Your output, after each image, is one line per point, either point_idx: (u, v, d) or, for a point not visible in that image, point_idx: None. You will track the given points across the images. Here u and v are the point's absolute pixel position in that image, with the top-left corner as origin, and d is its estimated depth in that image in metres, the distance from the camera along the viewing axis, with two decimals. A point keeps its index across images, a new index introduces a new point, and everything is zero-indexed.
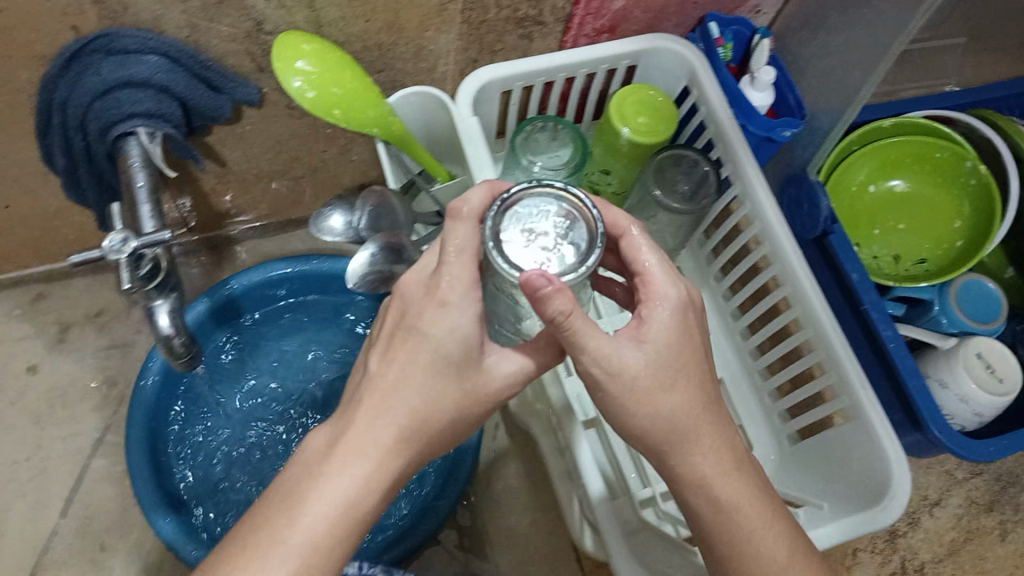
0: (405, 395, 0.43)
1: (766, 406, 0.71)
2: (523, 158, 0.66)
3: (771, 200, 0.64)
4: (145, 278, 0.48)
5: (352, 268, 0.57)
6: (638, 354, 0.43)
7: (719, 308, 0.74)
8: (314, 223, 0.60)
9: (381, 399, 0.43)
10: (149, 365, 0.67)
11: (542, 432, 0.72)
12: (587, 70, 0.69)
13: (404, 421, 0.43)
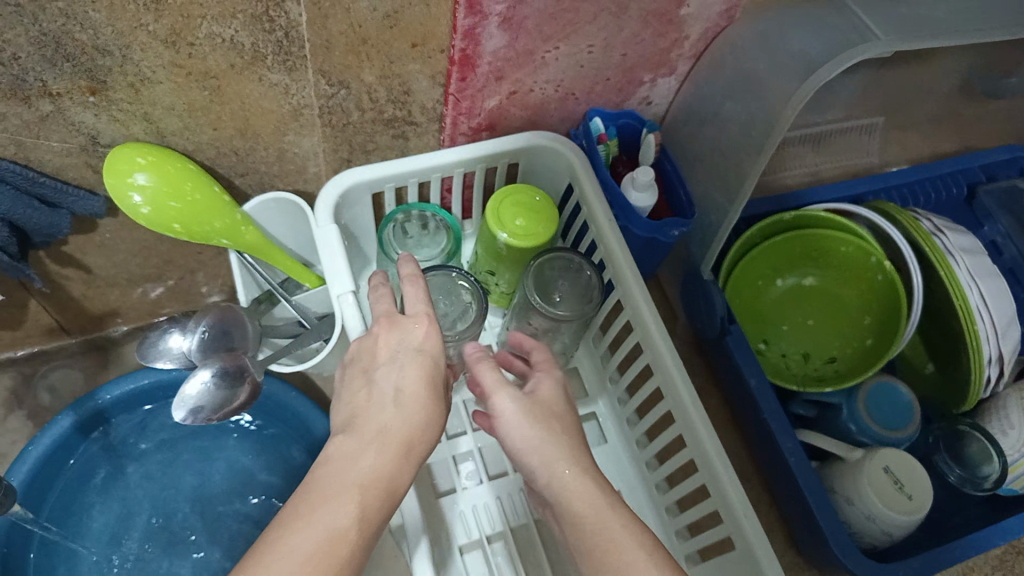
0: (407, 396, 0.45)
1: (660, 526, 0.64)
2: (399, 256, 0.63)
3: (651, 307, 0.60)
4: None
5: (180, 397, 0.53)
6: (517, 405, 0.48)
7: (616, 414, 0.69)
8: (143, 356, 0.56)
9: (381, 401, 0.44)
10: (21, 464, 0.65)
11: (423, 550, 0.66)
12: (461, 169, 0.67)
13: (410, 418, 0.44)
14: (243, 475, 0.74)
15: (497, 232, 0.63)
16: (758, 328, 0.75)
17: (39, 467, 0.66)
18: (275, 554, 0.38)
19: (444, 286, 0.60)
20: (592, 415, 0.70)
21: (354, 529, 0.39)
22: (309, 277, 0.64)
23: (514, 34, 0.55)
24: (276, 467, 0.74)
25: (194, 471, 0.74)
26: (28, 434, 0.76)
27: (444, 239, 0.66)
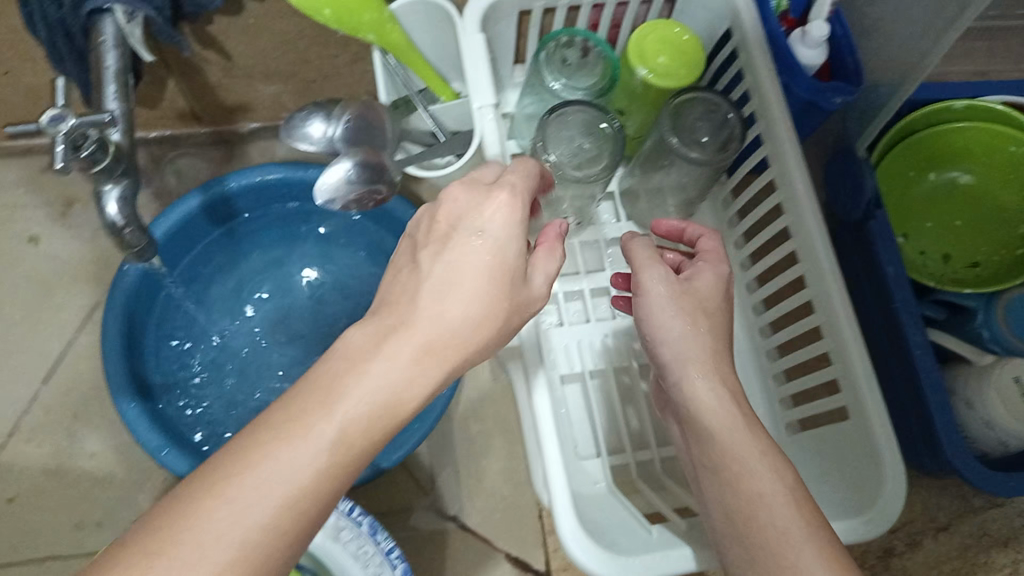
0: (454, 289, 0.34)
1: (766, 389, 0.64)
2: (545, 76, 0.60)
3: (803, 168, 0.57)
4: (81, 157, 0.45)
5: (323, 183, 0.53)
6: (672, 296, 0.45)
7: (735, 278, 0.67)
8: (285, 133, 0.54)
9: (475, 264, 0.35)
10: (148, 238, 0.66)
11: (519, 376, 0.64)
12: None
13: (455, 323, 0.34)
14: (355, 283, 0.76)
15: (637, 68, 0.59)
16: (896, 221, 0.71)
17: (167, 242, 0.67)
18: (249, 475, 0.30)
19: (583, 121, 0.56)
20: None
21: (339, 463, 0.32)
22: (446, 92, 0.62)
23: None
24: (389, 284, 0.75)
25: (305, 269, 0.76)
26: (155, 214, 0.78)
27: (601, 71, 0.62)
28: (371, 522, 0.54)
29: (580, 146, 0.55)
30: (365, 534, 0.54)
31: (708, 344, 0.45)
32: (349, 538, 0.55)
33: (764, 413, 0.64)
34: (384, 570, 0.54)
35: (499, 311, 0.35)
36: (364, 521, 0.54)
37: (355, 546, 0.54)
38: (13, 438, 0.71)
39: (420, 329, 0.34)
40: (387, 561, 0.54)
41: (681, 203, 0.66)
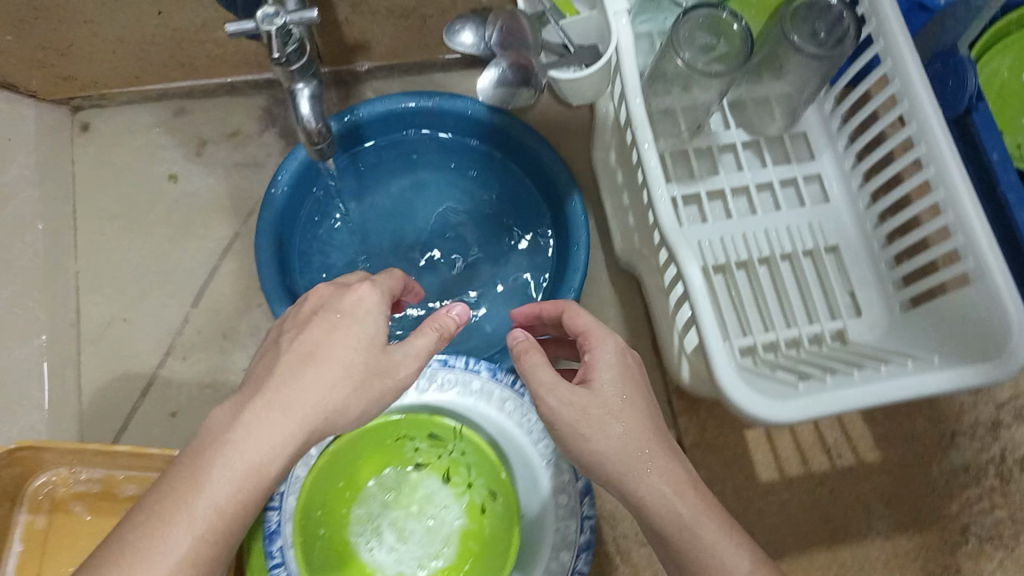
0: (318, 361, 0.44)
1: (881, 273, 0.67)
2: None
3: (917, 56, 0.60)
4: (289, 50, 0.49)
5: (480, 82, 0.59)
6: (568, 401, 0.46)
7: (842, 174, 0.70)
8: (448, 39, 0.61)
9: (342, 343, 0.45)
10: (281, 174, 0.69)
11: (646, 271, 0.67)
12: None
13: (328, 394, 0.43)
14: (470, 211, 0.77)
15: None
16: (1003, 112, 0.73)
17: (296, 177, 0.71)
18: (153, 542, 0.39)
19: (710, 22, 0.60)
20: (817, 176, 0.71)
21: (231, 507, 0.40)
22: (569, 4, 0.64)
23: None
24: (506, 202, 0.77)
25: (419, 193, 0.78)
26: (282, 149, 0.83)
27: None
28: (533, 392, 0.59)
29: (708, 45, 0.60)
30: (527, 405, 0.59)
31: (633, 427, 0.46)
32: (512, 409, 0.60)
33: (879, 296, 0.67)
34: (548, 435, 0.58)
35: (350, 379, 0.44)
36: (527, 393, 0.59)
37: (519, 416, 0.59)
38: (169, 356, 0.76)
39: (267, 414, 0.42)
40: (550, 427, 0.59)
41: (786, 113, 0.68)
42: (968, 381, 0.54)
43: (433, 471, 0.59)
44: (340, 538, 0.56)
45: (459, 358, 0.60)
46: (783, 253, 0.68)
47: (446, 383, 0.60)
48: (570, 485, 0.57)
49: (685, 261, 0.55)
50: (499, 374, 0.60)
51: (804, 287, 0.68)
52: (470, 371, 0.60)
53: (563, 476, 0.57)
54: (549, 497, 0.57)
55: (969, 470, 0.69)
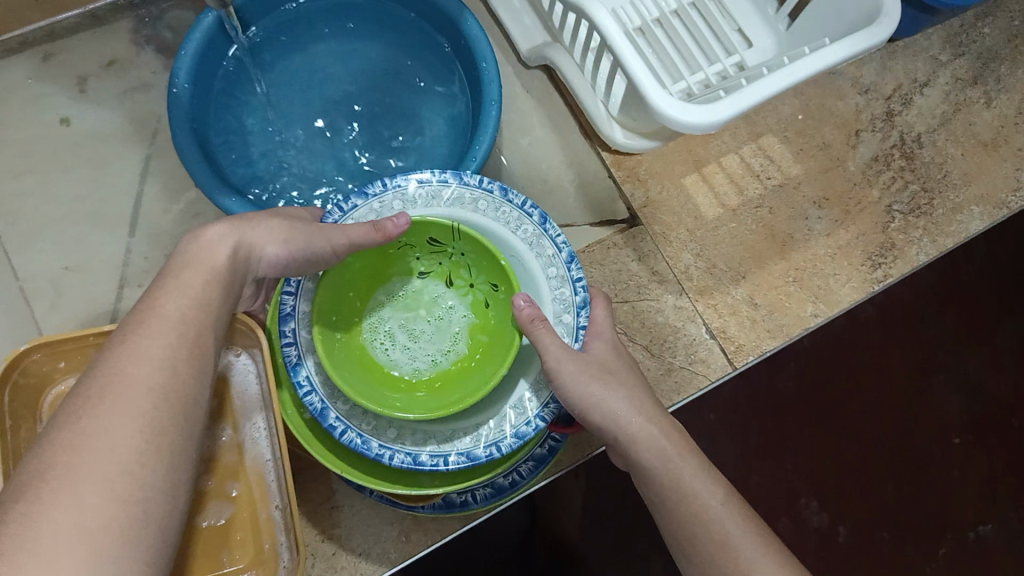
0: (186, 281, 0.43)
1: (759, 2, 0.72)
2: None
3: None
4: None
5: None
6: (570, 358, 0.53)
7: None
8: None
9: (204, 273, 0.44)
10: (178, 71, 0.68)
11: (558, 58, 0.71)
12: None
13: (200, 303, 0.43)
14: (371, 65, 0.78)
15: None
16: None
17: (194, 71, 0.69)
18: (123, 361, 0.38)
19: None
20: None
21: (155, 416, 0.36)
22: None
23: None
24: (401, 47, 0.78)
25: (319, 67, 0.78)
26: (166, 65, 0.82)
27: None
28: (501, 185, 0.59)
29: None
30: (498, 199, 0.59)
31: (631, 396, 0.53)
32: (485, 208, 0.60)
33: (763, 24, 0.72)
34: (525, 221, 0.59)
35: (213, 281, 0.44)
36: (495, 188, 0.59)
37: (495, 211, 0.59)
38: (125, 289, 0.74)
39: (151, 335, 0.39)
40: (524, 212, 0.59)
41: None
42: (866, 43, 0.58)
43: (436, 278, 0.62)
44: (361, 351, 0.59)
45: (425, 171, 0.59)
46: (671, 11, 0.73)
47: (420, 199, 0.59)
48: (556, 258, 0.58)
49: (591, 7, 0.58)
50: (466, 177, 0.59)
51: (697, 36, 0.73)
52: (441, 183, 0.59)
53: (546, 252, 0.58)
54: (540, 276, 0.59)
55: (878, 159, 0.73)
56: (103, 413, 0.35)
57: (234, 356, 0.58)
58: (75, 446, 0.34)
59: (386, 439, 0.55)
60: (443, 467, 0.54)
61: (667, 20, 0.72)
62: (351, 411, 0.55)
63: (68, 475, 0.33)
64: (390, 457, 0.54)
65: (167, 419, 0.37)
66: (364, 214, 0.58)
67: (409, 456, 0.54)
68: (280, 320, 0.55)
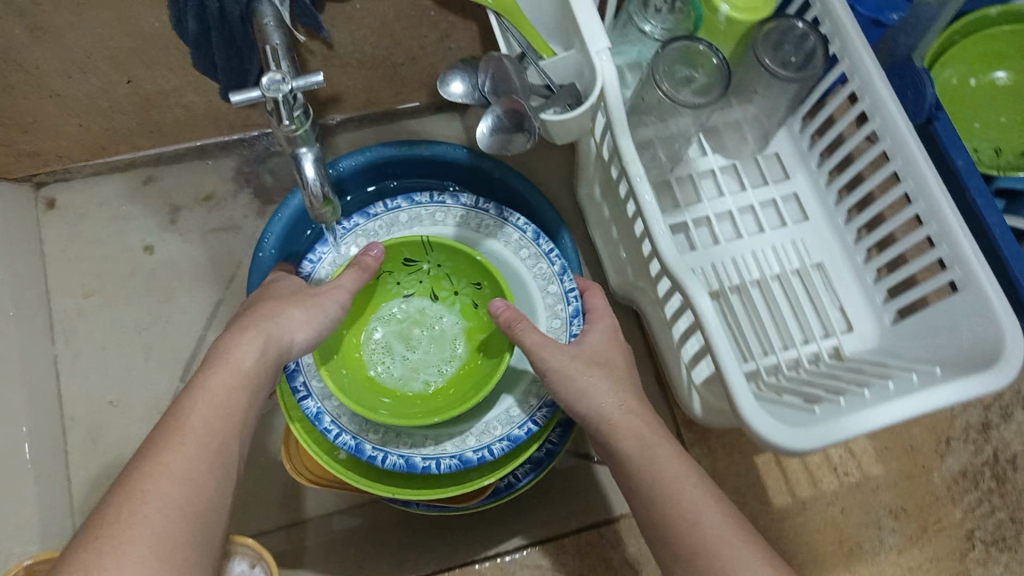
0: (224, 377, 0.50)
1: (868, 286, 0.68)
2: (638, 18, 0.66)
3: (883, 75, 0.62)
4: (300, 120, 0.49)
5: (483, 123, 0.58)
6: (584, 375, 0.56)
7: (818, 191, 0.71)
8: (441, 89, 0.61)
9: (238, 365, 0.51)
10: (266, 238, 0.70)
11: (647, 305, 0.67)
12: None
13: (234, 396, 0.49)
14: None
15: (718, 5, 0.64)
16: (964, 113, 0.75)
17: (283, 238, 0.72)
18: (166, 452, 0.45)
19: (685, 53, 0.61)
20: (794, 195, 0.72)
21: (190, 505, 0.43)
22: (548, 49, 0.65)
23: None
24: None
25: None
26: (259, 210, 0.82)
27: (684, 20, 0.66)
28: (452, 196, 0.74)
29: (687, 78, 0.61)
30: (450, 207, 0.74)
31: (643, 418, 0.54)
32: (441, 217, 0.74)
33: (868, 310, 0.68)
34: (482, 216, 0.73)
35: (242, 377, 0.51)
36: (447, 200, 0.74)
37: (449, 216, 0.74)
38: None
39: (192, 429, 0.46)
40: (477, 208, 0.73)
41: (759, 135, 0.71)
42: (978, 390, 0.53)
43: (419, 295, 0.74)
44: (369, 378, 0.68)
45: (378, 205, 0.73)
46: (773, 274, 0.70)
47: (392, 221, 0.73)
48: (522, 239, 0.71)
49: (694, 292, 0.56)
50: (416, 198, 0.73)
51: (796, 305, 0.69)
52: (395, 208, 0.73)
53: (512, 237, 0.72)
54: (518, 266, 0.71)
55: (965, 474, 0.69)
56: (150, 498, 0.42)
57: (235, 565, 0.67)
58: (100, 565, 0.39)
59: (426, 452, 0.66)
60: (489, 454, 0.66)
61: (766, 283, 0.69)
62: (386, 440, 0.66)
63: (116, 548, 0.39)
64: (437, 464, 0.65)
65: (199, 506, 0.43)
66: (334, 256, 0.71)
67: (453, 458, 0.66)
68: (291, 377, 0.66)
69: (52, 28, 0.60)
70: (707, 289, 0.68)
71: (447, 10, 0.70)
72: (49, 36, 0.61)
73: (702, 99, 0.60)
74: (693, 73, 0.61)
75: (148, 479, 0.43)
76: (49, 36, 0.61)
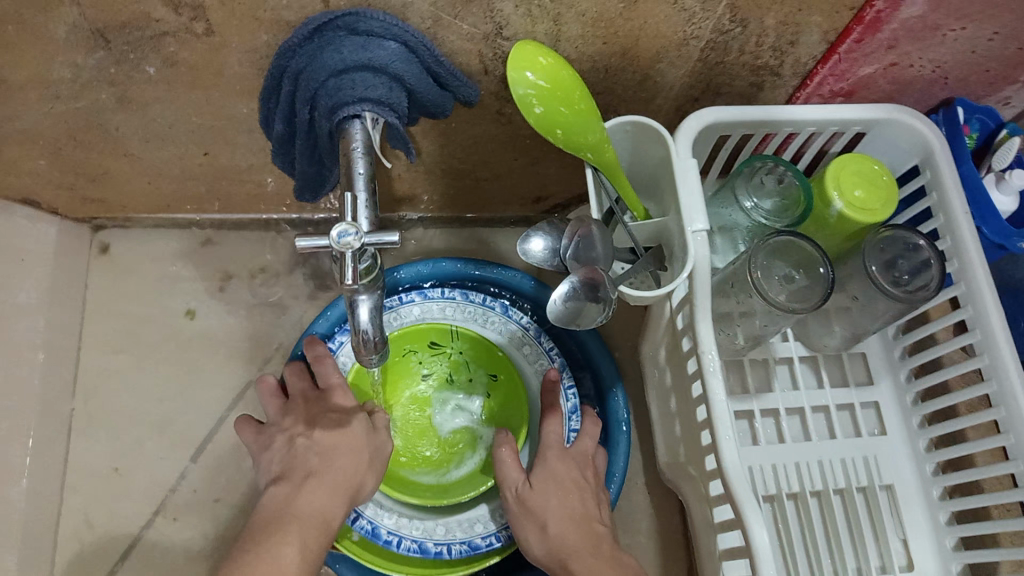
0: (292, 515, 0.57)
1: (939, 525, 0.62)
2: (740, 192, 0.62)
3: (1001, 312, 0.56)
4: (364, 275, 0.46)
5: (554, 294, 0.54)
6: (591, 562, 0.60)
7: (902, 409, 0.66)
8: (521, 245, 0.58)
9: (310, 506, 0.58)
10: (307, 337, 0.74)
11: (694, 499, 0.63)
12: (837, 128, 0.61)
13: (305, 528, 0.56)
14: None
15: (832, 199, 0.59)
16: None
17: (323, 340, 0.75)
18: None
19: (788, 250, 0.57)
20: (874, 403, 0.67)
21: None
22: (639, 207, 0.59)
23: (936, 5, 0.51)
24: None
25: None
26: (309, 292, 0.79)
27: (793, 200, 0.60)
28: (462, 291, 0.75)
29: (786, 277, 0.57)
30: (461, 301, 0.75)
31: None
32: (452, 312, 0.75)
33: (935, 552, 0.62)
34: (489, 311, 0.76)
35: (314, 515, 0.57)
36: (457, 294, 0.75)
37: (461, 311, 0.75)
38: (158, 517, 0.72)
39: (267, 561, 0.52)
40: (487, 306, 0.76)
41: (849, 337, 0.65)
42: None
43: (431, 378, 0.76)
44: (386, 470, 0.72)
45: (395, 297, 0.75)
46: (837, 488, 0.64)
47: (406, 316, 0.75)
48: (528, 338, 0.75)
49: (752, 522, 0.51)
50: (429, 293, 0.75)
51: (854, 528, 0.63)
52: (410, 302, 0.75)
53: (517, 333, 0.75)
54: (527, 365, 0.75)
55: None
56: None
57: None
58: None
59: (437, 536, 0.70)
60: (496, 542, 0.70)
61: (828, 497, 0.63)
62: (399, 524, 0.70)
63: None
64: (448, 549, 0.70)
65: None
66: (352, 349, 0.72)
67: (463, 543, 0.70)
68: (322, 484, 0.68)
69: (139, 100, 0.58)
70: (762, 493, 0.62)
71: (543, 140, 0.67)
72: (134, 107, 0.59)
73: (798, 304, 0.56)
74: (798, 274, 0.57)
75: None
76: (134, 107, 0.59)
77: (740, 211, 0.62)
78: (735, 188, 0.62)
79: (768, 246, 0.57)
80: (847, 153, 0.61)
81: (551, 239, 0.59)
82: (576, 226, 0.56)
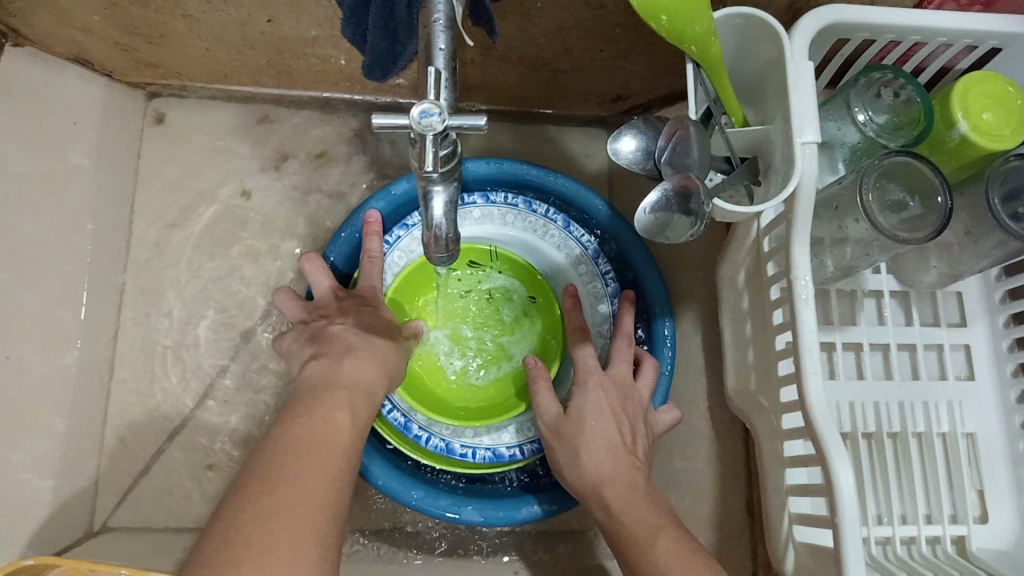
0: (366, 400, 0.55)
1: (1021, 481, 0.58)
2: (853, 103, 0.56)
3: None
4: (445, 163, 0.42)
5: (644, 204, 0.49)
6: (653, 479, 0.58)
7: (996, 355, 0.61)
8: (610, 143, 0.54)
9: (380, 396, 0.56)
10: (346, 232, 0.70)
11: (763, 430, 0.59)
12: (971, 41, 0.55)
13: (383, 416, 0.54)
14: None
15: (956, 120, 0.54)
16: None
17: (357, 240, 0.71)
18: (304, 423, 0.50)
19: (903, 174, 0.52)
20: (964, 346, 0.62)
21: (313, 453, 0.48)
22: (738, 112, 0.54)
23: None
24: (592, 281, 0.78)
25: None
26: (368, 181, 0.76)
27: (907, 118, 0.54)
28: (524, 200, 0.73)
29: (899, 203, 0.52)
30: (522, 211, 0.73)
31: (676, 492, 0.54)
32: (512, 220, 0.74)
33: (1013, 506, 0.58)
34: (549, 225, 0.73)
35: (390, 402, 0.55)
36: (519, 202, 0.73)
37: (519, 220, 0.73)
38: (206, 398, 0.71)
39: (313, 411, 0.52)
40: (548, 220, 0.73)
41: (947, 273, 0.60)
42: None
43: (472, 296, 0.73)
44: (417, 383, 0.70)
45: None
46: (915, 431, 0.60)
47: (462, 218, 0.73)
48: (584, 256, 0.72)
49: (836, 460, 0.47)
50: (491, 197, 0.73)
51: (928, 473, 0.59)
52: (470, 204, 0.73)
53: (574, 250, 0.73)
54: (578, 278, 0.73)
55: None
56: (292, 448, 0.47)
57: None
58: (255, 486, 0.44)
59: (465, 438, 0.68)
60: (522, 454, 0.68)
61: (905, 440, 0.59)
62: (431, 420, 0.68)
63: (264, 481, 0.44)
64: (474, 453, 0.68)
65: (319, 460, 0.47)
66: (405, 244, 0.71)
67: (489, 450, 0.68)
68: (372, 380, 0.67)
69: None
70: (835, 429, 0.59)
71: (636, 32, 0.61)
72: None
73: (907, 234, 0.51)
74: (918, 203, 0.52)
75: (285, 494, 0.44)
76: None
77: (852, 125, 0.56)
78: (846, 99, 0.56)
79: (883, 171, 0.52)
80: (978, 70, 0.55)
81: (644, 139, 0.54)
82: (674, 126, 0.51)
